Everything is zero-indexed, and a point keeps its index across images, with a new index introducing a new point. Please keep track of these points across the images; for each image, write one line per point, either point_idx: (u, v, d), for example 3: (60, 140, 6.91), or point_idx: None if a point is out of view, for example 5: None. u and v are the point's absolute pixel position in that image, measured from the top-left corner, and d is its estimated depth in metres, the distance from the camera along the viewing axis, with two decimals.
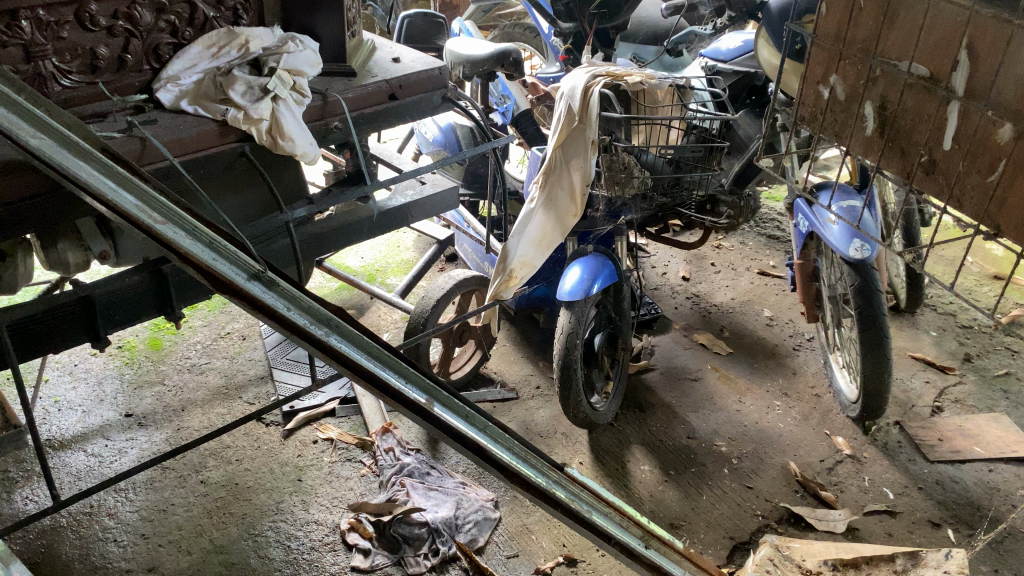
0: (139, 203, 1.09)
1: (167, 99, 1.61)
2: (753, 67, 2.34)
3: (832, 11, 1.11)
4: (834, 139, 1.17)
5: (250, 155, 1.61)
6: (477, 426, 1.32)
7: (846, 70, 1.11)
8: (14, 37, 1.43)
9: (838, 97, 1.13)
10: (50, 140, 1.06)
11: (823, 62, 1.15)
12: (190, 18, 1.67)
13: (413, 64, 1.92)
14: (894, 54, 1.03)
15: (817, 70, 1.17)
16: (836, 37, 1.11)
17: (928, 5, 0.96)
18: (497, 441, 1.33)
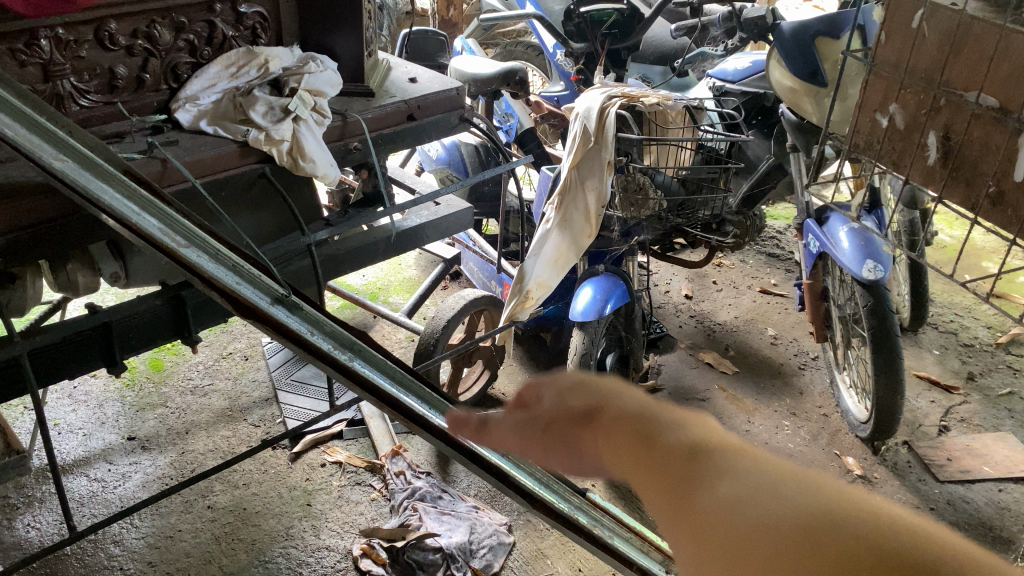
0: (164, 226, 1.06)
1: (185, 119, 1.58)
2: (762, 88, 2.33)
3: (892, 37, 1.10)
4: (892, 167, 1.16)
5: (270, 176, 1.60)
6: (499, 451, 1.19)
7: (907, 98, 1.10)
8: (34, 57, 1.41)
9: (897, 126, 1.13)
10: (72, 162, 1.05)
11: (880, 90, 1.14)
12: (209, 38, 1.65)
13: (430, 84, 1.90)
14: (961, 84, 1.02)
15: (874, 98, 1.16)
16: (896, 65, 1.11)
17: (1000, 36, 0.95)
18: (519, 466, 1.20)
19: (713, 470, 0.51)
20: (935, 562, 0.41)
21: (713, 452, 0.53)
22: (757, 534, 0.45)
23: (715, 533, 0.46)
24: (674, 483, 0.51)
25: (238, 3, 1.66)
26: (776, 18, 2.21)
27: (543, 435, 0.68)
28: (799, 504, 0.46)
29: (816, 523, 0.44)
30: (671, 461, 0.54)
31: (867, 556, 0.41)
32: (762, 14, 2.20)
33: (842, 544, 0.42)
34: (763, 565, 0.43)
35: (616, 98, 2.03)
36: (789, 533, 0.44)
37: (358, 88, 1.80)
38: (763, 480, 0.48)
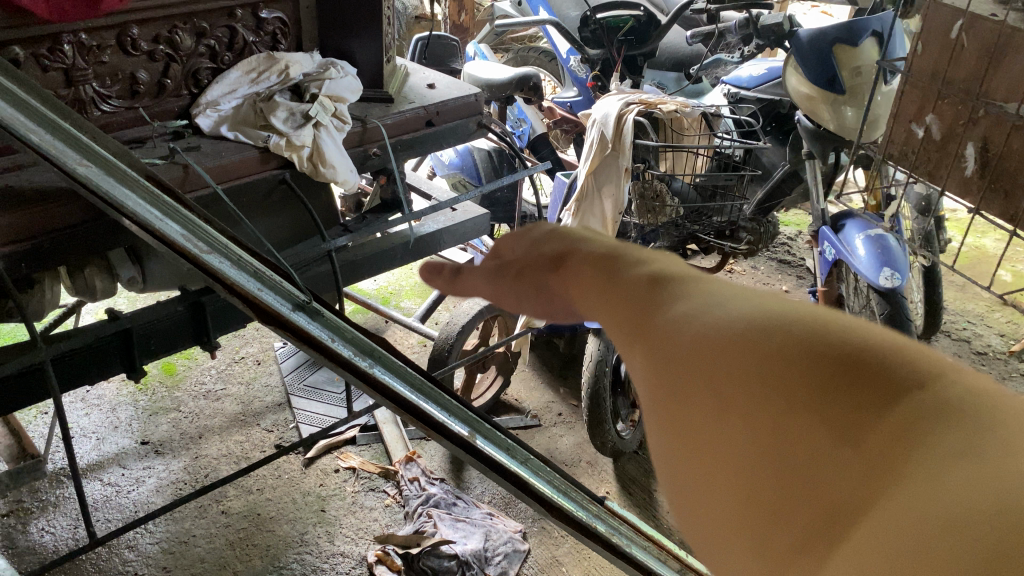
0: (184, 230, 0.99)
1: (206, 124, 1.58)
2: (777, 94, 2.31)
3: (930, 49, 1.18)
4: (927, 176, 1.23)
5: (290, 182, 1.60)
6: (517, 458, 1.08)
7: (944, 109, 1.17)
8: (56, 62, 1.42)
9: (933, 136, 1.20)
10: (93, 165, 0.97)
11: (916, 101, 1.22)
12: (230, 43, 1.65)
13: (448, 90, 1.90)
14: (1001, 95, 1.09)
15: (909, 109, 1.24)
16: (933, 76, 1.18)
17: None
18: (538, 474, 1.08)
19: (683, 302, 0.41)
20: (932, 398, 0.32)
21: (681, 286, 0.43)
22: (729, 377, 0.36)
23: (683, 374, 0.37)
24: (637, 325, 0.42)
25: (259, 9, 1.66)
26: (793, 25, 2.20)
27: (511, 284, 0.53)
28: (784, 330, 0.36)
29: (804, 350, 0.35)
30: (639, 298, 0.44)
31: (856, 399, 0.33)
32: (778, 21, 2.19)
33: (826, 389, 0.33)
34: (733, 393, 0.35)
35: (633, 105, 2.03)
36: (769, 375, 0.35)
37: (377, 94, 1.79)
38: (738, 312, 0.38)
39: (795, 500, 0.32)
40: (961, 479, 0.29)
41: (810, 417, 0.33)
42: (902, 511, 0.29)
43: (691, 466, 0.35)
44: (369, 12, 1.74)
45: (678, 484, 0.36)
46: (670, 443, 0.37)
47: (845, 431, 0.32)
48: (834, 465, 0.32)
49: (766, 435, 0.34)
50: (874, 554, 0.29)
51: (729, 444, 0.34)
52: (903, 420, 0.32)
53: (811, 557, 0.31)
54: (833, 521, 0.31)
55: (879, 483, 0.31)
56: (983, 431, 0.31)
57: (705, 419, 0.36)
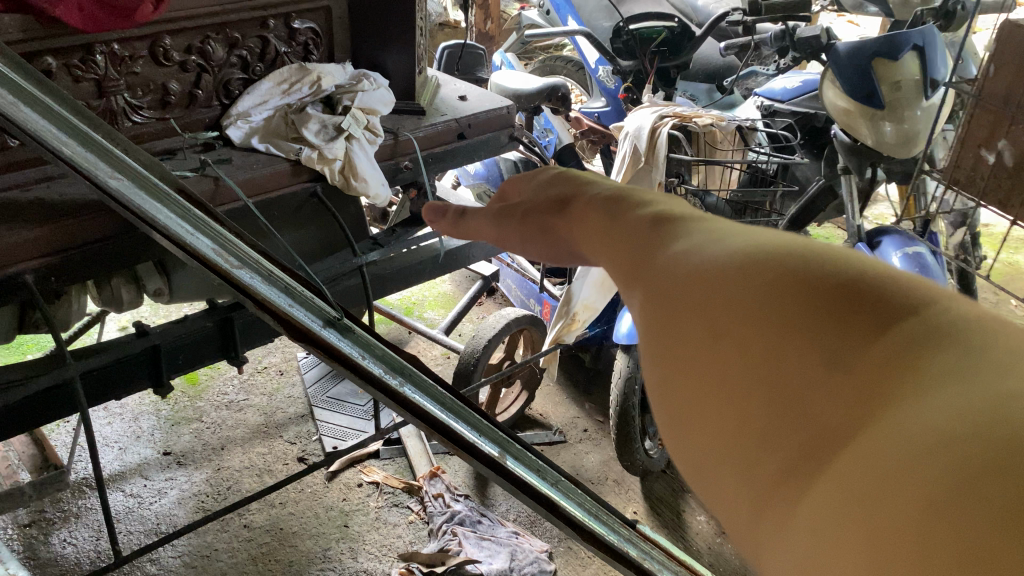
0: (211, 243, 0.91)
1: (237, 136, 1.56)
2: (813, 108, 2.25)
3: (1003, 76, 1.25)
4: (1001, 200, 1.30)
5: (321, 195, 1.58)
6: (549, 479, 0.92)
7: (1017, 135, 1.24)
8: (89, 73, 1.40)
9: (1006, 162, 1.27)
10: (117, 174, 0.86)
11: (987, 126, 1.29)
12: (261, 53, 1.62)
13: (479, 102, 1.88)
14: None
15: (980, 135, 1.31)
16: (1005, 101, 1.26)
17: None
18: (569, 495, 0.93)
19: (681, 239, 0.41)
20: (924, 325, 0.31)
21: (680, 222, 0.42)
22: (732, 309, 0.34)
23: (681, 304, 0.36)
24: (632, 261, 0.41)
25: (291, 19, 1.63)
26: (832, 38, 2.15)
27: (516, 227, 0.65)
28: (778, 262, 0.35)
29: (797, 280, 0.34)
30: (643, 238, 0.43)
31: (849, 323, 0.32)
32: (816, 33, 2.13)
33: (822, 317, 0.32)
34: (730, 319, 0.34)
35: (668, 118, 2.01)
36: (764, 302, 0.34)
37: (410, 106, 1.77)
38: (741, 247, 0.37)
39: (786, 424, 0.31)
40: (956, 403, 0.28)
41: (803, 341, 0.32)
42: (895, 435, 0.28)
43: (679, 395, 0.34)
44: (403, 24, 1.72)
45: (668, 412, 0.35)
46: (661, 370, 0.36)
47: (836, 355, 0.31)
48: (825, 389, 0.30)
49: (759, 360, 0.32)
50: (864, 475, 0.28)
51: (719, 367, 0.33)
52: (898, 347, 0.30)
53: (799, 480, 0.29)
54: (826, 448, 0.29)
55: (869, 410, 0.29)
56: (975, 354, 0.29)
57: (693, 349, 0.34)
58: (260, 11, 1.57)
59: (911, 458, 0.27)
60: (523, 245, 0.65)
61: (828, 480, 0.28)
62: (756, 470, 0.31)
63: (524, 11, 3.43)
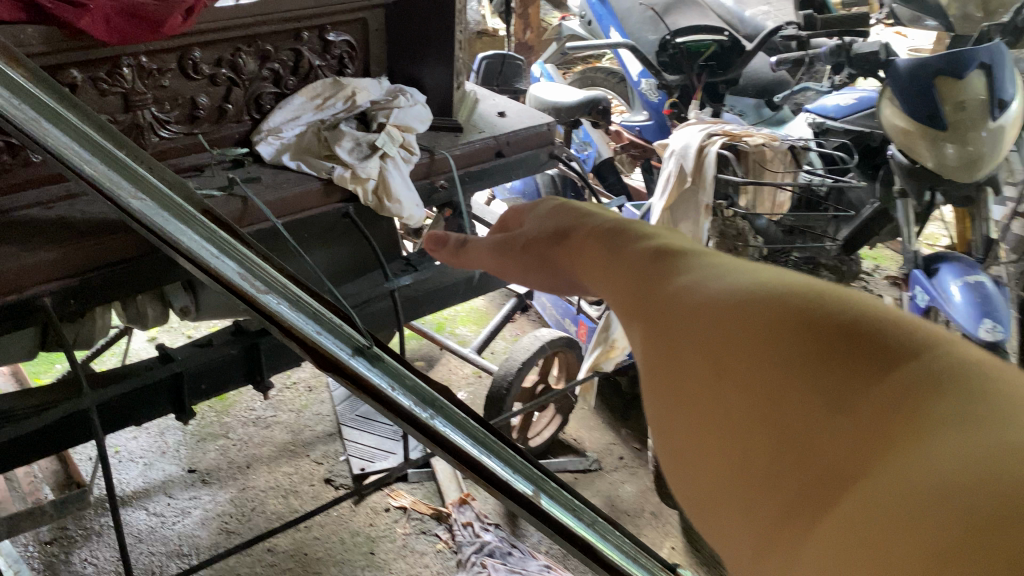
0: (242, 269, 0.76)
1: (267, 153, 1.51)
2: (868, 127, 2.15)
3: None
4: None
5: (353, 216, 1.51)
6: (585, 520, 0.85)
7: None
8: (115, 86, 1.35)
9: None
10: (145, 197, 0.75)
11: None
12: (295, 67, 1.56)
13: (519, 118, 1.80)
14: None
15: None
16: None
17: None
18: (606, 538, 0.85)
19: (707, 292, 0.51)
20: (919, 366, 0.40)
21: (706, 274, 0.53)
22: (746, 348, 0.45)
23: (705, 342, 0.48)
24: (655, 302, 0.53)
25: (326, 31, 1.56)
26: (891, 54, 2.06)
27: (519, 253, 0.85)
28: (793, 319, 0.45)
29: (811, 335, 0.44)
30: (665, 280, 0.54)
31: (856, 375, 0.41)
32: (875, 49, 2.04)
33: (832, 372, 0.42)
34: (746, 359, 0.45)
35: (717, 136, 1.93)
36: (784, 358, 0.43)
37: (447, 123, 1.70)
38: (749, 292, 0.48)
39: (804, 458, 0.40)
40: (952, 443, 0.36)
41: (816, 390, 0.41)
42: (900, 469, 0.37)
43: (720, 432, 0.44)
44: (441, 39, 1.65)
45: (706, 447, 0.45)
46: (686, 397, 0.47)
47: (847, 403, 0.40)
48: (836, 429, 0.40)
49: (780, 406, 0.42)
50: (873, 499, 0.37)
51: (752, 413, 0.43)
52: (899, 394, 0.39)
53: (818, 503, 0.39)
54: (841, 478, 0.38)
55: (879, 450, 0.38)
56: (962, 401, 0.38)
57: (720, 384, 0.45)
58: (294, 24, 1.51)
59: (911, 492, 0.36)
60: (526, 271, 0.85)
61: (845, 503, 0.38)
62: (785, 494, 0.40)
63: (563, 20, 3.35)
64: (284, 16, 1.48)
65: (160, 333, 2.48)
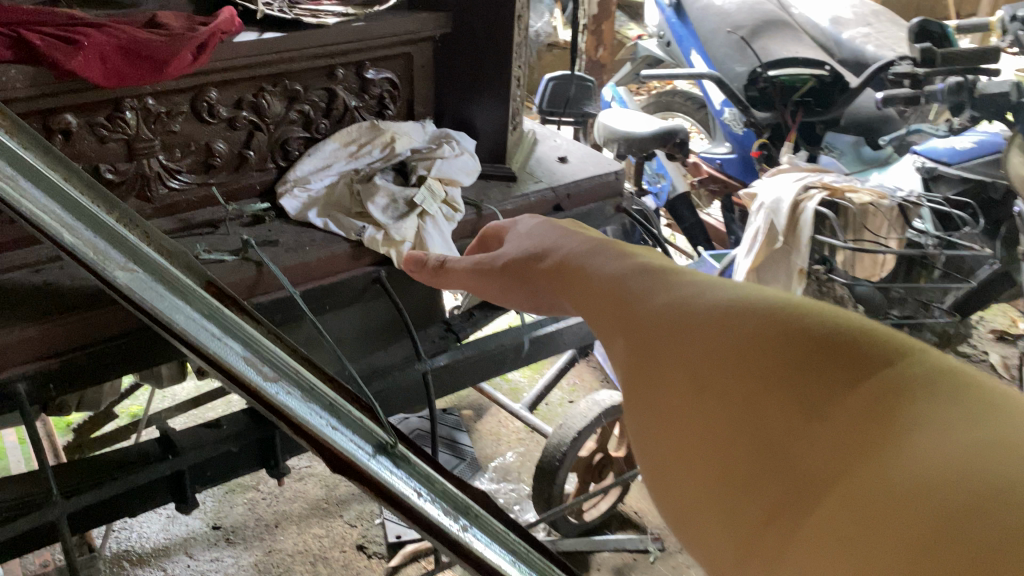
0: (251, 349, 0.55)
1: (292, 208, 1.31)
2: (987, 175, 1.83)
3: None
4: None
5: (386, 281, 1.31)
6: None
7: None
8: (117, 132, 1.18)
9: None
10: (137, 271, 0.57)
11: None
12: (327, 108, 1.36)
13: (583, 165, 1.57)
14: None
15: None
16: None
17: None
18: None
19: (655, 283, 0.42)
20: (901, 370, 0.32)
21: (653, 263, 0.44)
22: (703, 344, 0.36)
23: (658, 348, 0.38)
24: (604, 310, 0.43)
25: (365, 68, 1.36)
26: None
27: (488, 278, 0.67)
28: (753, 310, 0.36)
29: (774, 328, 0.35)
30: (604, 290, 0.44)
31: (831, 371, 0.32)
32: (1005, 91, 1.74)
33: (799, 366, 0.33)
34: (700, 359, 0.36)
35: (815, 189, 1.66)
36: (745, 353, 0.34)
37: (500, 171, 1.49)
38: (706, 290, 0.39)
39: (768, 466, 0.31)
40: (946, 451, 0.28)
41: (784, 388, 0.33)
42: (881, 480, 0.29)
43: (670, 435, 0.35)
44: (496, 76, 1.43)
45: (656, 451, 0.36)
46: (643, 411, 0.37)
47: (820, 403, 0.32)
48: (810, 436, 0.31)
49: (739, 405, 0.33)
50: (851, 514, 0.29)
51: (706, 413, 0.34)
52: (882, 396, 0.31)
53: (786, 521, 0.30)
54: (810, 492, 0.30)
55: (857, 456, 0.30)
56: (957, 400, 0.30)
57: (679, 392, 0.36)
58: (327, 59, 1.31)
59: (899, 507, 0.28)
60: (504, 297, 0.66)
61: (819, 521, 0.29)
62: (745, 508, 0.31)
63: (639, 40, 3.09)
64: (315, 51, 1.28)
65: (201, 383, 2.40)
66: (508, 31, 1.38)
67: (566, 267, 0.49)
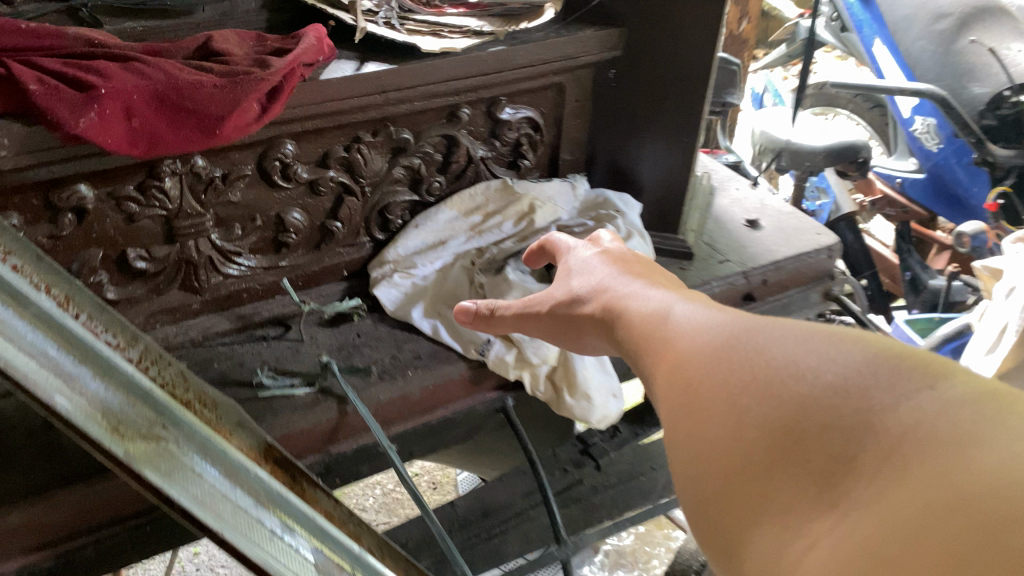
0: (282, 518, 0.49)
1: (389, 300, 0.95)
2: None
3: None
4: None
5: (514, 414, 0.95)
6: None
7: None
8: (152, 207, 0.82)
9: None
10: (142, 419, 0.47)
11: None
12: (444, 161, 0.98)
13: (783, 234, 1.15)
14: None
15: None
16: None
17: None
18: None
19: (699, 322, 0.40)
20: (950, 395, 0.28)
21: (709, 308, 0.42)
22: (737, 370, 0.33)
23: (694, 377, 0.35)
24: (654, 354, 0.42)
25: (500, 107, 0.97)
26: None
27: (533, 314, 0.64)
28: (792, 334, 0.34)
29: (809, 351, 0.32)
30: (652, 341, 0.43)
31: (869, 389, 0.29)
32: None
33: (832, 391, 0.29)
34: (740, 386, 0.33)
35: None
36: (776, 376, 0.32)
37: (670, 244, 1.09)
38: (748, 324, 0.37)
39: (794, 479, 0.28)
40: (993, 469, 0.24)
41: (813, 403, 0.30)
42: (913, 493, 0.25)
43: (701, 456, 0.32)
44: (678, 120, 1.02)
45: (680, 471, 0.33)
46: (678, 436, 0.34)
47: (857, 416, 0.28)
48: (833, 451, 0.28)
49: (765, 417, 0.30)
50: (873, 536, 0.25)
51: (734, 433, 0.31)
52: (918, 418, 0.27)
53: (808, 537, 0.27)
54: (832, 506, 0.27)
55: (889, 475, 0.26)
56: (1000, 422, 0.26)
57: (711, 413, 0.33)
58: (450, 97, 0.92)
59: (937, 518, 0.24)
60: (552, 336, 0.62)
61: (838, 535, 0.26)
62: (774, 525, 0.28)
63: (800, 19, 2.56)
64: (434, 89, 0.89)
65: None
66: (704, 62, 0.97)
67: (615, 315, 0.50)
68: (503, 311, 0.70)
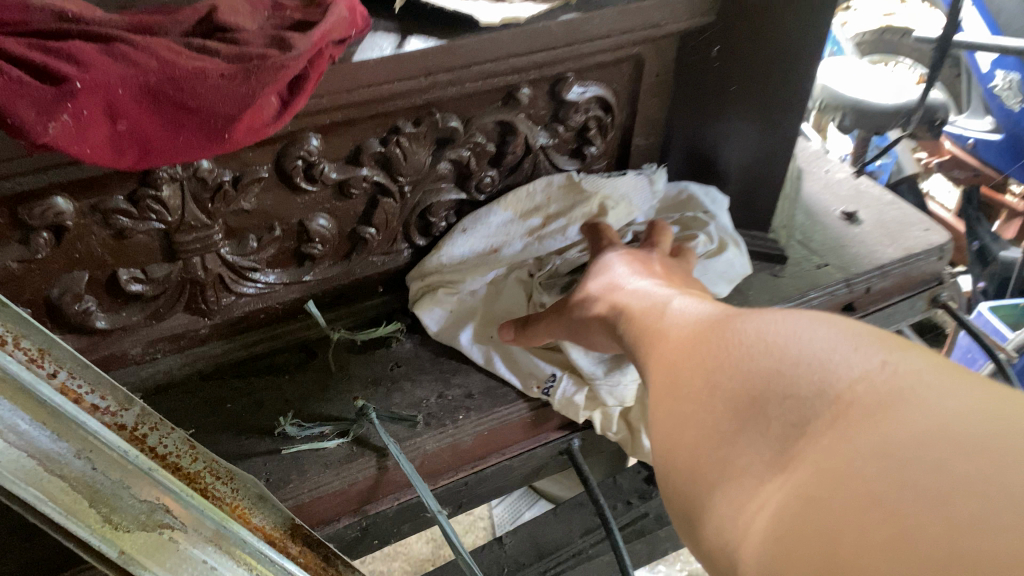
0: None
1: (432, 321, 0.80)
2: None
3: None
4: None
5: (579, 456, 0.81)
6: None
7: None
8: (146, 220, 0.66)
9: None
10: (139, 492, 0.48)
11: None
12: (497, 151, 0.82)
13: (887, 230, 0.98)
14: None
15: None
16: None
17: None
18: None
19: (687, 314, 0.44)
20: (918, 362, 0.29)
21: (698, 301, 0.46)
22: (717, 350, 0.36)
23: (683, 366, 0.38)
24: (650, 342, 0.45)
25: (566, 85, 0.80)
26: None
27: (555, 317, 0.67)
28: (770, 313, 0.36)
29: (784, 325, 0.34)
30: (645, 335, 0.47)
31: (839, 350, 0.31)
32: None
33: (803, 359, 0.31)
34: (719, 363, 0.35)
35: None
36: (757, 348, 0.34)
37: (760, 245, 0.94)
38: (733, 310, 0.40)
39: (753, 439, 0.31)
40: (931, 416, 0.27)
41: (786, 368, 0.32)
42: (876, 439, 0.27)
43: (685, 416, 0.35)
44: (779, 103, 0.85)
45: (662, 436, 0.36)
46: (663, 407, 0.37)
47: (826, 371, 0.30)
48: (796, 405, 0.30)
49: (740, 377, 0.33)
50: (824, 477, 0.27)
51: (713, 398, 0.34)
52: (893, 382, 0.28)
53: (773, 483, 0.29)
54: (786, 455, 0.29)
55: (838, 432, 0.28)
56: (961, 387, 0.28)
57: (693, 384, 0.36)
58: (507, 77, 0.75)
59: (875, 462, 0.26)
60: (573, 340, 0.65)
61: (796, 482, 0.28)
62: (736, 489, 0.31)
63: None
64: (491, 69, 0.72)
65: None
66: None
67: (612, 309, 0.56)
68: (535, 319, 0.71)
